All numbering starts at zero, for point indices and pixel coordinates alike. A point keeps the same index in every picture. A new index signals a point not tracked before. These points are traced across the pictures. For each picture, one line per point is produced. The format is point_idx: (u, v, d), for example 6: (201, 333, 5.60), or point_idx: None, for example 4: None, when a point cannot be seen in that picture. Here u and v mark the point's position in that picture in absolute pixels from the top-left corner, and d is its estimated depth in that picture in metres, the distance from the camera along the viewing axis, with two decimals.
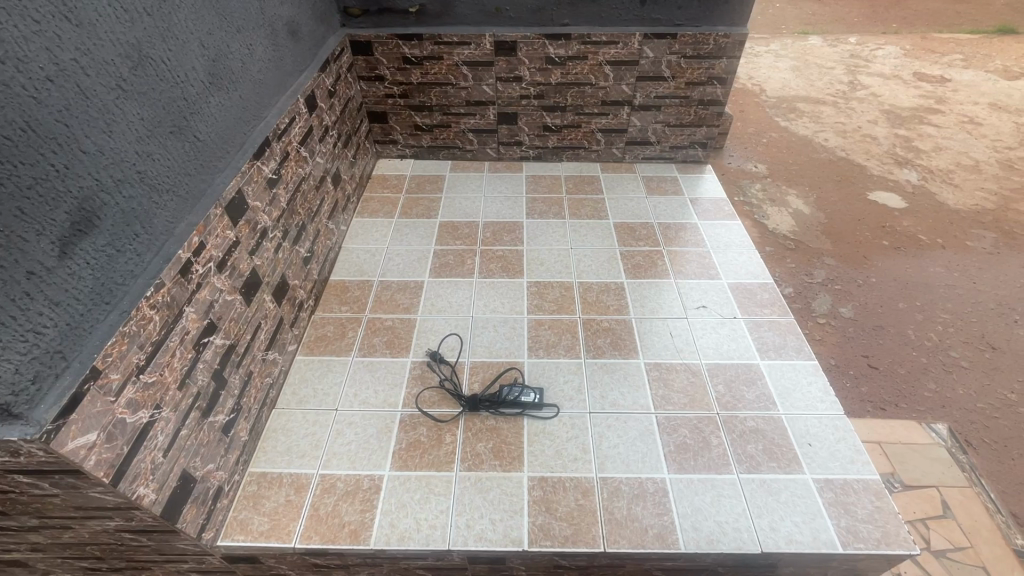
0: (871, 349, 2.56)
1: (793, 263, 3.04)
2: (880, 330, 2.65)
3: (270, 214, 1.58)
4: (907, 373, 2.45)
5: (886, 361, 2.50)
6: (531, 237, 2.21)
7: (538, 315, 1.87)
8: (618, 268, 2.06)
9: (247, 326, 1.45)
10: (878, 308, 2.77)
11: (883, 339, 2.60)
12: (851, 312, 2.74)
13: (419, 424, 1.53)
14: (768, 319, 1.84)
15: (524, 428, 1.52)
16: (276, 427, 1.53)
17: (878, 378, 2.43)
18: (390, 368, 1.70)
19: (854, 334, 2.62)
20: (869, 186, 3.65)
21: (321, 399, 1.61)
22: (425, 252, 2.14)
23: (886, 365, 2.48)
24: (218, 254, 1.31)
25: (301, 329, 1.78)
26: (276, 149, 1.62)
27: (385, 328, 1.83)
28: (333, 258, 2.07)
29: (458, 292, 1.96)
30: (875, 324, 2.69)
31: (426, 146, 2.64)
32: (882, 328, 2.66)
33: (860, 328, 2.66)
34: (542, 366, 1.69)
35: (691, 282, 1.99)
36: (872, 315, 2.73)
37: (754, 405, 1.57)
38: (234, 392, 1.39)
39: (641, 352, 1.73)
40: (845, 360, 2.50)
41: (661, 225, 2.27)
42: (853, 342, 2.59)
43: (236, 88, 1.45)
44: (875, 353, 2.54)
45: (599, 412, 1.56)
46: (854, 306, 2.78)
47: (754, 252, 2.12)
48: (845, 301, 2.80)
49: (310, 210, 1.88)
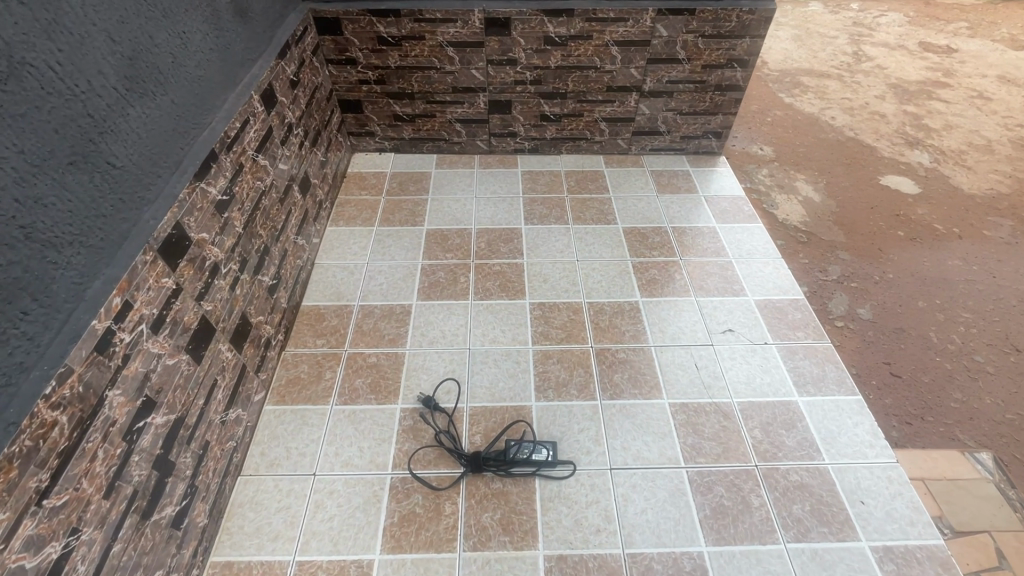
0: (893, 355, 2.39)
1: (805, 258, 2.84)
2: (902, 333, 2.49)
3: (222, 244, 1.30)
4: (931, 382, 2.30)
5: (909, 369, 2.34)
6: (531, 248, 1.95)
7: (544, 345, 1.63)
8: (631, 285, 1.82)
9: (200, 388, 1.19)
10: (898, 309, 2.60)
11: (904, 343, 2.44)
12: (870, 314, 2.57)
13: (413, 490, 1.31)
14: (803, 345, 1.64)
15: (537, 492, 1.31)
16: (242, 501, 1.29)
17: (903, 389, 2.26)
18: (376, 419, 1.45)
19: (875, 339, 2.45)
20: (881, 170, 3.43)
21: (295, 461, 1.37)
22: (411, 270, 1.86)
23: (909, 373, 2.32)
24: (152, 312, 1.03)
25: (269, 372, 1.52)
26: (226, 163, 1.31)
27: (369, 366, 1.58)
28: (305, 279, 1.80)
29: (451, 319, 1.70)
30: (896, 326, 2.52)
31: (408, 138, 2.33)
32: (902, 330, 2.50)
33: (880, 331, 2.49)
34: (552, 411, 1.47)
35: (715, 300, 1.77)
36: (891, 316, 2.56)
37: (797, 454, 1.38)
38: (185, 474, 1.13)
39: (664, 391, 1.52)
40: (865, 368, 2.33)
41: (675, 231, 2.03)
42: (873, 348, 2.42)
43: (167, 92, 1.14)
44: (897, 359, 2.38)
45: (621, 469, 1.35)
46: (873, 307, 2.61)
47: (781, 262, 1.90)
48: (863, 301, 2.62)
49: (274, 228, 1.59)
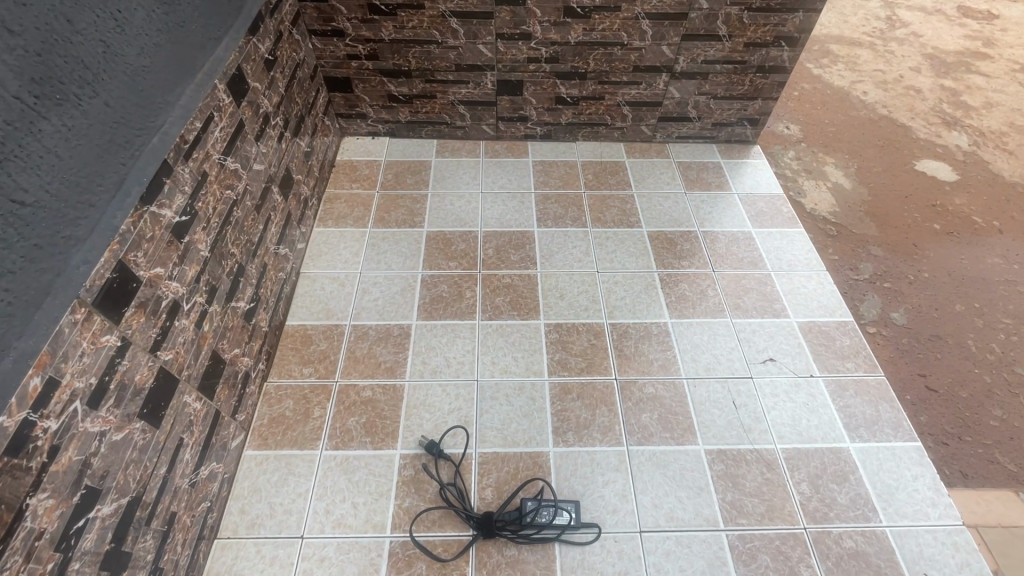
0: (928, 366, 1.95)
1: (833, 253, 2.33)
2: (939, 341, 2.03)
3: (184, 275, 1.08)
4: (969, 398, 1.87)
5: (946, 383, 1.90)
6: (545, 256, 1.72)
7: (562, 378, 1.44)
8: (658, 303, 1.61)
9: (160, 455, 1.00)
10: (934, 313, 2.13)
11: (941, 353, 1.99)
12: (905, 320, 2.09)
13: (415, 558, 1.14)
14: (853, 378, 1.46)
15: (557, 561, 1.14)
16: (219, 571, 1.12)
17: (941, 406, 1.83)
18: (372, 467, 1.27)
19: (909, 349, 1.99)
20: (917, 153, 2.92)
21: (280, 520, 1.19)
22: (410, 282, 1.65)
23: (947, 389, 1.88)
24: (88, 382, 0.82)
25: (249, 409, 1.33)
26: (183, 175, 1.07)
27: (363, 401, 1.39)
28: (289, 293, 1.58)
29: (456, 345, 1.50)
30: (931, 333, 2.06)
31: (404, 121, 2.06)
32: (939, 337, 2.05)
33: (915, 339, 2.03)
34: (573, 459, 1.29)
35: (753, 322, 1.57)
36: (928, 321, 2.10)
37: (850, 515, 1.22)
38: (146, 560, 0.96)
39: (700, 434, 1.34)
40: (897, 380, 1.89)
41: (707, 237, 1.81)
42: (908, 358, 1.97)
43: (97, 92, 0.88)
44: (933, 371, 1.93)
45: (653, 533, 1.19)
46: (908, 310, 2.13)
47: (825, 276, 1.71)
48: (897, 304, 2.15)
49: (250, 242, 1.36)
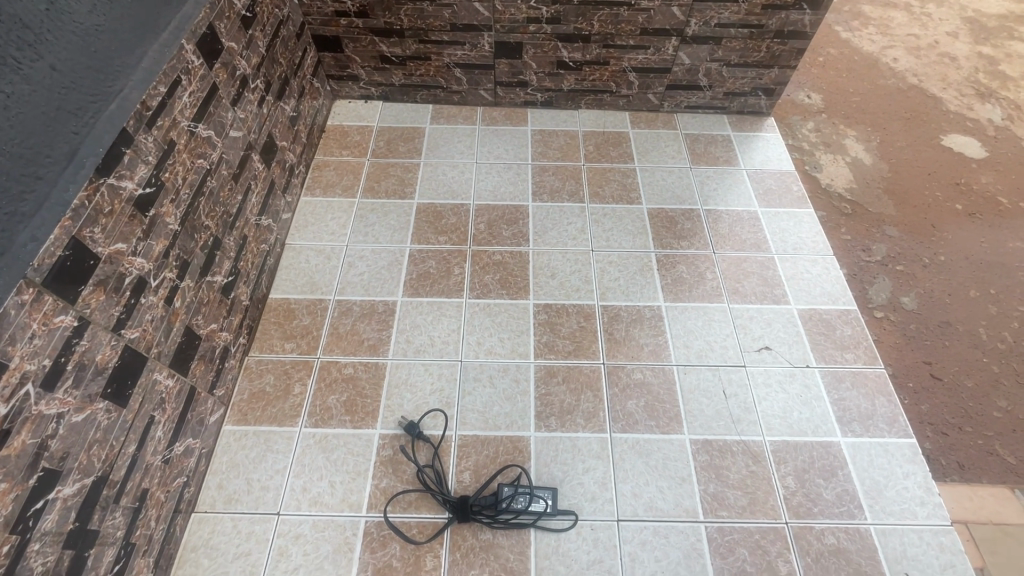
0: (934, 354, 1.88)
1: (845, 233, 2.22)
2: (948, 329, 1.95)
3: (150, 250, 1.04)
4: (973, 388, 1.80)
5: (951, 369, 1.84)
6: (539, 233, 1.66)
7: (548, 361, 1.40)
8: (653, 285, 1.55)
9: (128, 434, 0.99)
10: (945, 299, 2.04)
11: (949, 340, 1.92)
12: (915, 304, 2.02)
13: (390, 539, 1.14)
14: (850, 370, 1.40)
15: (531, 547, 1.14)
16: (196, 544, 1.13)
17: (944, 394, 1.77)
18: (351, 447, 1.26)
19: (915, 334, 1.92)
20: (943, 127, 2.74)
21: (256, 496, 1.19)
22: (397, 257, 1.60)
23: (951, 378, 1.82)
24: (41, 364, 0.80)
25: (228, 384, 1.32)
26: (147, 144, 1.01)
27: (344, 379, 1.36)
28: (273, 266, 1.54)
29: (441, 324, 1.46)
30: (941, 319, 1.98)
31: (398, 85, 1.96)
32: (948, 325, 1.96)
33: (923, 326, 1.95)
34: (554, 445, 1.27)
35: (751, 308, 1.51)
36: (939, 307, 2.01)
37: (834, 511, 1.19)
38: (115, 537, 0.96)
39: (686, 423, 1.31)
40: (900, 368, 1.83)
41: (709, 215, 1.72)
42: (912, 344, 1.90)
43: (41, 54, 0.86)
44: (939, 360, 1.86)
45: (630, 522, 1.17)
46: (918, 296, 2.04)
47: (831, 261, 1.63)
48: (908, 289, 2.06)
49: (227, 214, 1.31)
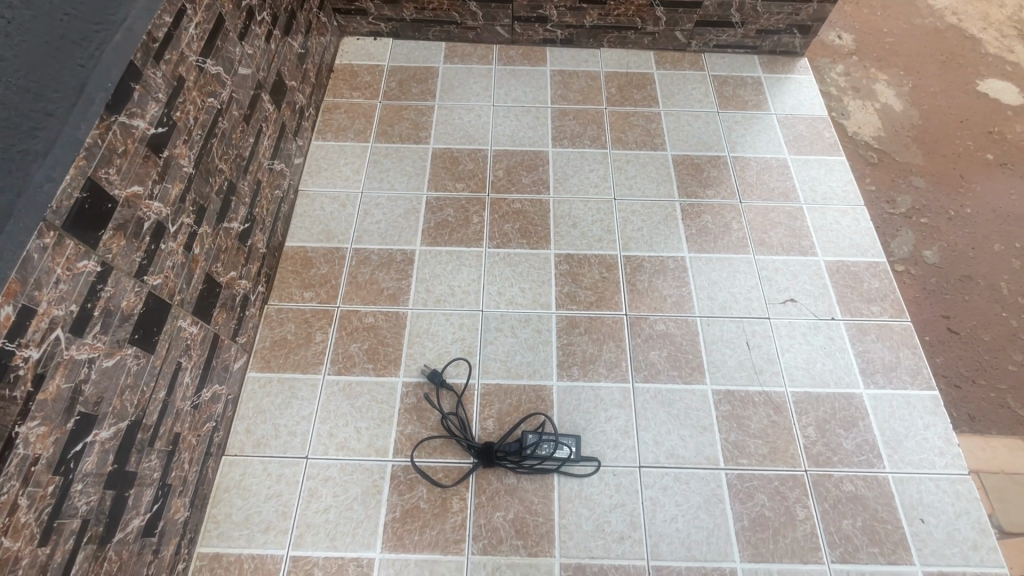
0: (953, 307, 1.85)
1: (870, 183, 2.15)
2: (968, 283, 1.92)
3: (167, 194, 1.00)
4: (991, 342, 1.79)
5: (969, 321, 1.83)
6: (559, 180, 1.60)
7: (570, 311, 1.38)
8: (678, 235, 1.51)
9: (158, 379, 0.99)
10: (969, 253, 1.99)
11: (969, 294, 1.89)
12: (937, 258, 1.97)
13: (416, 482, 1.17)
14: (876, 323, 1.38)
15: (555, 491, 1.16)
16: (228, 485, 1.17)
17: (960, 347, 1.76)
18: (374, 394, 1.27)
19: (936, 288, 1.89)
20: (980, 72, 2.58)
21: (285, 441, 1.22)
22: (414, 204, 1.55)
23: (969, 332, 1.80)
24: (69, 309, 0.78)
25: (250, 332, 1.32)
26: (156, 80, 0.95)
27: (365, 328, 1.36)
28: (288, 213, 1.51)
29: (461, 274, 1.44)
30: (962, 273, 1.94)
31: (409, 20, 1.84)
32: (970, 279, 1.93)
33: (944, 280, 1.92)
34: (576, 394, 1.27)
35: (777, 260, 1.48)
36: (962, 261, 1.97)
37: (854, 460, 1.21)
38: (153, 478, 0.98)
39: (708, 374, 1.30)
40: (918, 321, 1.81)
41: (737, 163, 1.65)
42: (933, 298, 1.87)
43: None
44: (957, 313, 1.84)
45: (652, 469, 1.19)
46: (941, 249, 1.99)
47: (861, 212, 1.58)
48: (931, 242, 2.01)
49: (240, 157, 1.26)
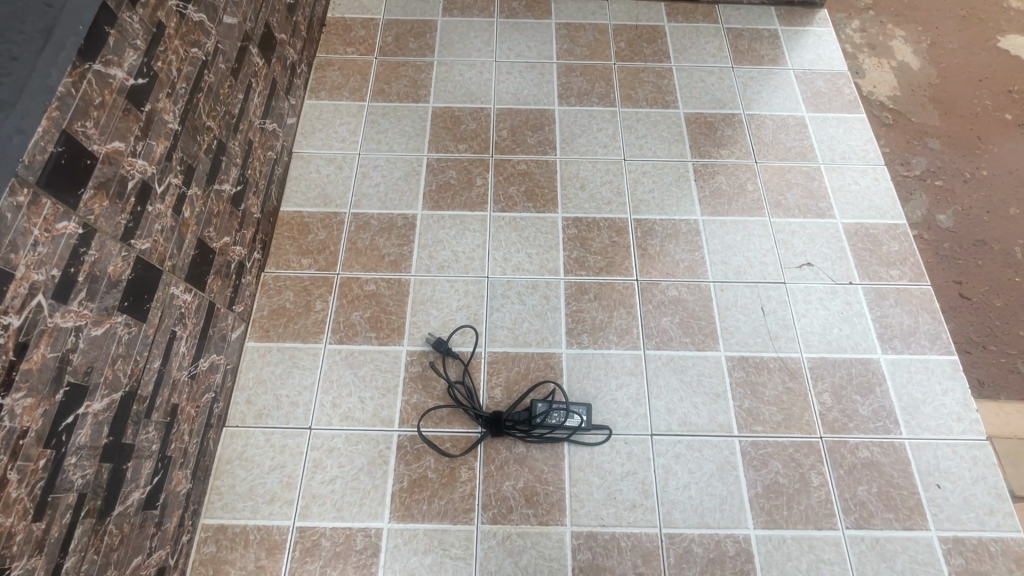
0: (966, 272, 1.80)
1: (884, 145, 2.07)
2: (983, 247, 1.85)
3: (151, 152, 0.93)
4: (1004, 308, 1.74)
5: (982, 287, 1.78)
6: (567, 140, 1.53)
7: (579, 277, 1.33)
8: (691, 197, 1.45)
9: (151, 349, 0.94)
10: (985, 216, 1.92)
11: (983, 259, 1.83)
12: (951, 223, 1.90)
13: (423, 452, 1.14)
14: (895, 287, 1.34)
15: (565, 460, 1.14)
16: (231, 456, 1.14)
17: (971, 313, 1.72)
18: (378, 363, 1.23)
19: (950, 253, 1.83)
20: (1002, 28, 2.42)
21: (287, 412, 1.18)
22: (414, 167, 1.48)
23: (982, 297, 1.75)
24: (50, 275, 0.73)
25: (247, 301, 1.27)
26: (133, 25, 0.87)
27: (367, 296, 1.31)
28: (282, 176, 1.43)
29: (465, 239, 1.38)
30: (977, 238, 1.87)
31: None
32: (984, 244, 1.86)
33: (958, 245, 1.85)
34: (586, 361, 1.23)
35: (794, 223, 1.42)
36: (976, 225, 1.90)
37: (871, 426, 1.18)
38: (151, 450, 0.95)
39: (722, 340, 1.27)
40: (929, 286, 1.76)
41: (752, 121, 1.58)
42: (945, 262, 1.82)
43: None
44: (971, 279, 1.79)
45: (664, 436, 1.17)
46: (956, 213, 1.92)
47: (882, 172, 1.51)
48: (945, 205, 1.93)
49: (229, 115, 1.18)
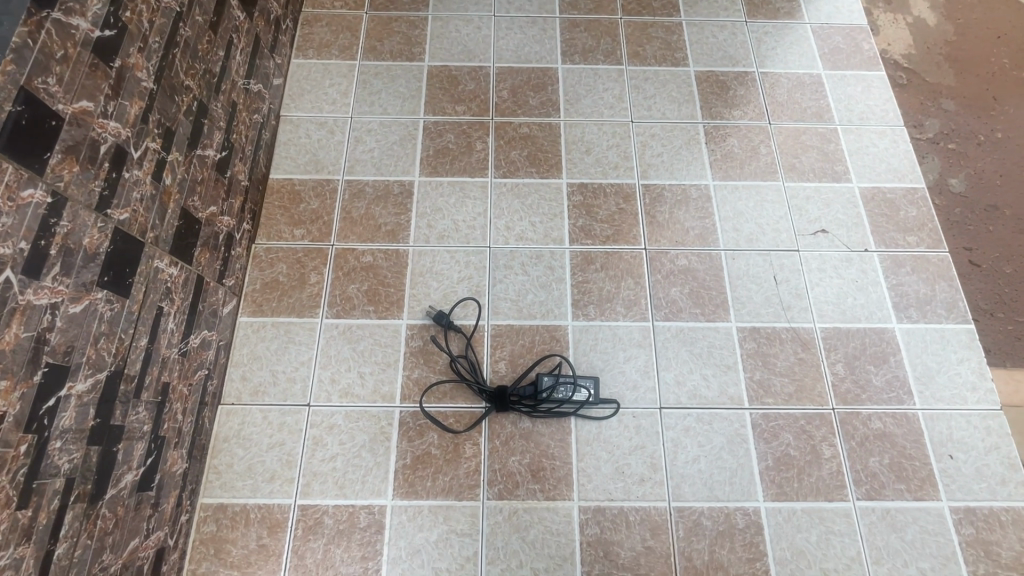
0: (977, 239, 1.72)
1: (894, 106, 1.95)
2: (995, 212, 1.76)
3: (125, 114, 0.86)
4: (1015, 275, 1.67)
5: (993, 255, 1.70)
6: (571, 101, 1.44)
7: (585, 246, 1.28)
8: (701, 161, 1.38)
9: (137, 326, 0.89)
10: (999, 180, 1.81)
11: (995, 225, 1.74)
12: (962, 191, 1.80)
13: (426, 429, 1.11)
14: (912, 255, 1.29)
15: (572, 435, 1.11)
16: (227, 435, 1.11)
17: (977, 281, 1.67)
18: (377, 338, 1.19)
19: (960, 220, 1.75)
20: None
21: (284, 389, 1.14)
22: (410, 130, 1.40)
23: (991, 264, 1.69)
24: (17, 247, 0.67)
25: (238, 274, 1.21)
26: None
27: (363, 268, 1.25)
28: (270, 141, 1.35)
29: (464, 207, 1.31)
30: (989, 202, 1.78)
31: None
32: (997, 208, 1.77)
33: (969, 210, 1.77)
34: (592, 333, 1.19)
35: (808, 188, 1.36)
36: (990, 189, 1.80)
37: (884, 397, 1.15)
38: (143, 431, 0.91)
39: (732, 310, 1.22)
40: None
41: (766, 79, 1.49)
42: (954, 229, 1.74)
43: None
44: (981, 245, 1.71)
45: (673, 410, 1.14)
46: (969, 177, 1.82)
47: (901, 133, 1.44)
48: (958, 169, 1.83)
49: (209, 73, 1.10)
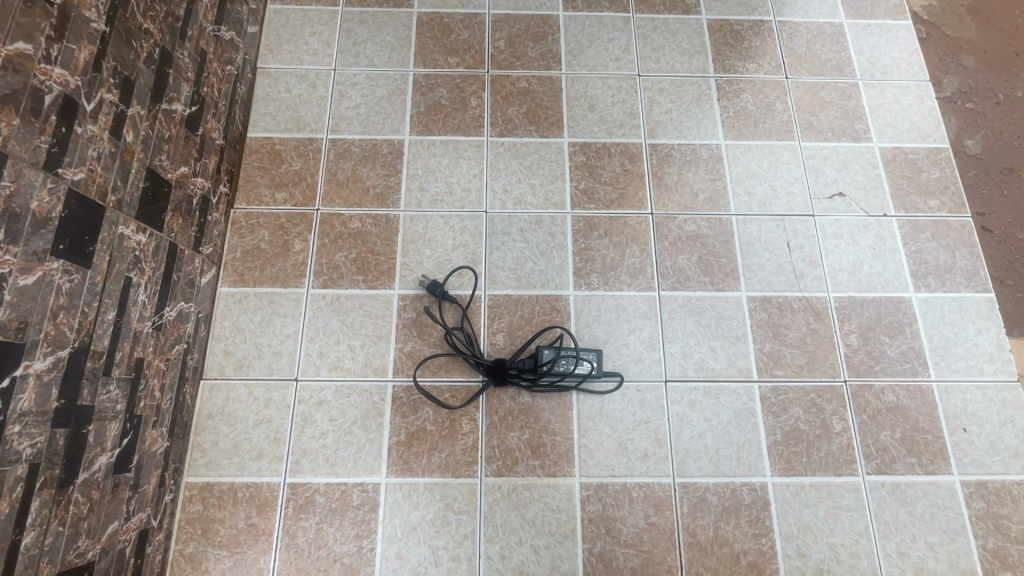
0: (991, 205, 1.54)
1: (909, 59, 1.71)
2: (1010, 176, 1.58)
3: (72, 59, 0.76)
4: None
5: (1009, 224, 1.51)
6: (573, 52, 1.33)
7: (587, 211, 1.20)
8: (712, 119, 1.29)
9: (103, 299, 0.81)
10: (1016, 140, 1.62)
11: (1010, 190, 1.56)
12: (976, 149, 1.60)
13: (421, 404, 1.06)
14: (933, 220, 1.22)
15: (574, 409, 1.06)
16: (211, 411, 1.05)
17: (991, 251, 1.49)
18: (367, 309, 1.12)
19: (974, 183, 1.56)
20: None
21: (270, 363, 1.08)
22: (399, 84, 1.29)
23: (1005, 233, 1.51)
24: None
25: (215, 241, 1.13)
26: None
27: (351, 234, 1.17)
28: (246, 96, 1.24)
29: (459, 169, 1.22)
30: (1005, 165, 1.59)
31: None
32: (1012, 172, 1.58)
33: (983, 173, 1.58)
34: (595, 304, 1.13)
35: (826, 148, 1.27)
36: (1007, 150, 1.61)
37: (898, 369, 1.11)
38: (116, 410, 0.85)
39: (743, 279, 1.16)
40: None
41: (784, 29, 1.38)
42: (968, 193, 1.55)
43: None
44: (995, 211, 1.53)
45: (679, 383, 1.09)
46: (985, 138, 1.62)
47: (926, 88, 1.34)
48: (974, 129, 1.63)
49: (173, 17, 0.98)
